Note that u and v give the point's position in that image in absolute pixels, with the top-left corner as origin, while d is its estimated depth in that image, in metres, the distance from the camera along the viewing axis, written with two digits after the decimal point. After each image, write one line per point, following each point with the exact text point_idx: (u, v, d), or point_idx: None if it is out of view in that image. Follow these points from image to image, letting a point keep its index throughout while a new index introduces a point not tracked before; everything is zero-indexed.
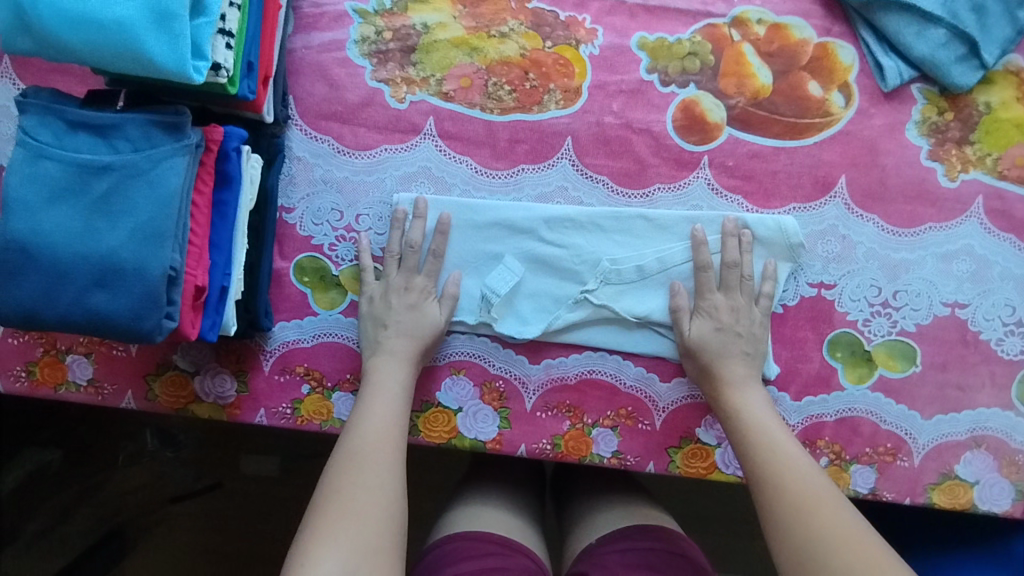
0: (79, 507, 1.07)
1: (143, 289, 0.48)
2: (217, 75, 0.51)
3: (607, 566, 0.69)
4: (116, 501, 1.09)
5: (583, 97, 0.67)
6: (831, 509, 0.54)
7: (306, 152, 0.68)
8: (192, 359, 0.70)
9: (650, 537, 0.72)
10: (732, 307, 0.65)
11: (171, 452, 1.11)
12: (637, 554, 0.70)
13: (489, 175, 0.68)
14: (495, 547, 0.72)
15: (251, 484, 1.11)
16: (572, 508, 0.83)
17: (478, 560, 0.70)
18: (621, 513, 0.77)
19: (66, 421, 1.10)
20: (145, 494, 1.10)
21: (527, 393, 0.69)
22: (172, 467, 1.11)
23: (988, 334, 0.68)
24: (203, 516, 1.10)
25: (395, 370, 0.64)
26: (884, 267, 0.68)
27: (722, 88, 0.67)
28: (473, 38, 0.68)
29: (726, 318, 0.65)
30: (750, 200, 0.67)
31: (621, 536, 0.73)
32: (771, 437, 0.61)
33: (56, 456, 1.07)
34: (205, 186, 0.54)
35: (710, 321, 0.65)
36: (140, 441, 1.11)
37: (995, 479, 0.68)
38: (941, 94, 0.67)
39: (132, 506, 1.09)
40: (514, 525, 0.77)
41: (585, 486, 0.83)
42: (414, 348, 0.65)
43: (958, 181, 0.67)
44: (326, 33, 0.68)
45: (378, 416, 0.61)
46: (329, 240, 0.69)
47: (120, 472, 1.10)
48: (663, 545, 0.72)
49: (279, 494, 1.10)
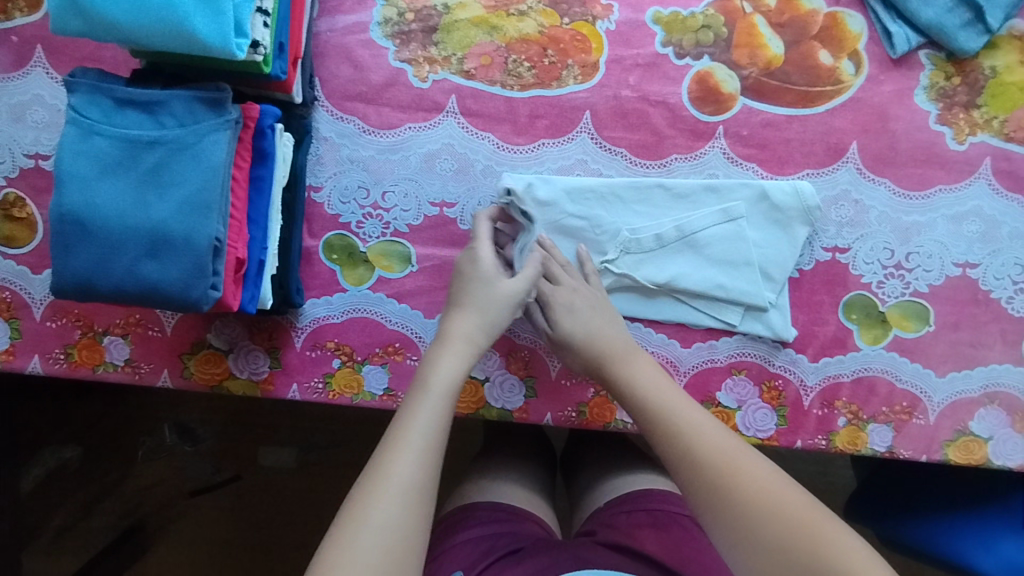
0: (101, 503, 1.11)
1: (192, 259, 0.50)
2: (256, 53, 0.54)
3: (614, 525, 0.71)
4: (136, 495, 1.12)
5: (601, 71, 0.69)
6: (762, 480, 0.52)
7: (332, 133, 0.70)
8: (226, 338, 0.72)
9: (652, 500, 0.74)
10: (574, 289, 0.66)
11: (190, 446, 1.12)
12: (644, 514, 0.72)
13: (511, 150, 0.70)
14: (504, 514, 0.74)
15: (269, 475, 1.13)
16: (583, 479, 0.85)
17: (488, 525, 0.71)
18: (629, 479, 0.79)
19: (86, 420, 1.07)
20: (164, 489, 1.12)
21: (551, 361, 0.72)
22: (191, 461, 1.13)
23: (998, 293, 0.71)
24: (222, 509, 1.13)
25: (449, 363, 0.59)
26: (896, 230, 0.70)
27: (735, 59, 0.69)
28: (493, 17, 0.70)
29: (577, 303, 0.65)
30: (764, 167, 0.70)
31: (627, 500, 0.75)
32: (672, 407, 0.58)
33: (76, 453, 1.06)
34: (244, 162, 0.56)
35: (563, 308, 0.65)
36: (158, 436, 1.11)
37: (1008, 434, 0.70)
38: (948, 60, 0.69)
39: (152, 501, 1.12)
40: (524, 494, 0.79)
41: (594, 457, 0.86)
42: (472, 321, 0.62)
43: (966, 144, 0.69)
44: (349, 16, 0.70)
45: (428, 409, 0.56)
46: (357, 218, 0.71)
47: (140, 467, 1.12)
48: (667, 507, 0.73)
49: (297, 484, 1.12)
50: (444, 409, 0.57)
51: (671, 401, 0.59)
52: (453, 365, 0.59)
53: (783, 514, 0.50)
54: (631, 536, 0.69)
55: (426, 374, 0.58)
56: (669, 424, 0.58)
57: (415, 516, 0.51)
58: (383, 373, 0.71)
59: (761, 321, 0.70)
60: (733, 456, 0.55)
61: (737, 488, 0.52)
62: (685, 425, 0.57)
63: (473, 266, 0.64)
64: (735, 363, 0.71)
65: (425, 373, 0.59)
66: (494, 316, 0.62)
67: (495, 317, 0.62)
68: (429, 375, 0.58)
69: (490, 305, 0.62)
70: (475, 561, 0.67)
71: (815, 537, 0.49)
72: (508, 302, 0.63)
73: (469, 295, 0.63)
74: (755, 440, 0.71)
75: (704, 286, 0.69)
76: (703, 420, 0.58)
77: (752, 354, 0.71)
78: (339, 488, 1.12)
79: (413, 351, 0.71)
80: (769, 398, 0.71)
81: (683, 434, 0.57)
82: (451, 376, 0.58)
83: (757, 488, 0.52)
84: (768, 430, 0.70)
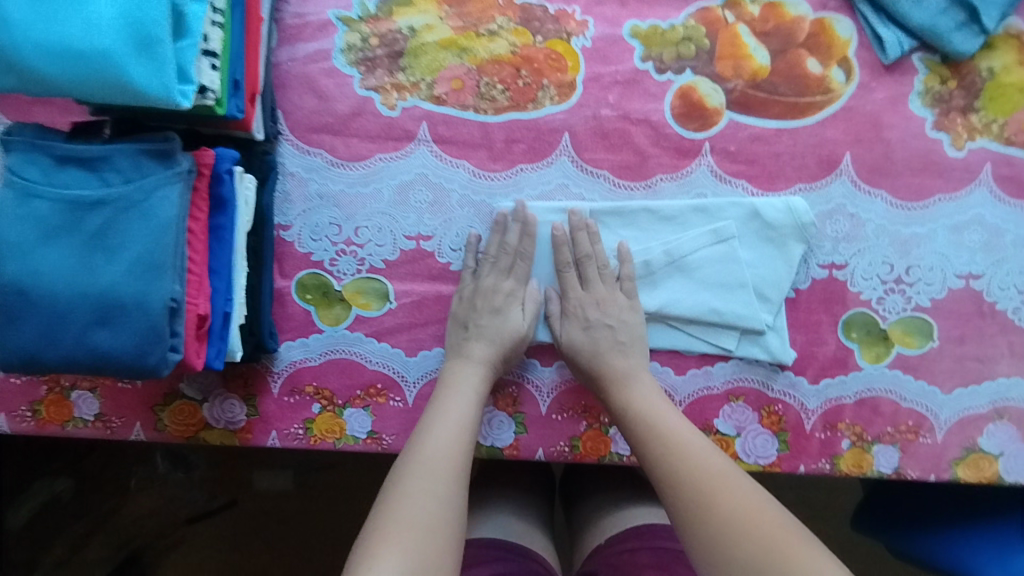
0: (95, 535, 1.05)
1: (146, 324, 0.47)
2: (205, 97, 0.50)
3: (619, 566, 0.67)
4: (130, 527, 1.07)
5: (578, 91, 0.66)
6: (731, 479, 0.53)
7: (299, 168, 0.66)
8: (199, 387, 0.69)
9: (656, 537, 0.70)
10: (600, 300, 0.65)
11: (183, 474, 1.09)
12: (650, 554, 0.68)
13: (487, 178, 0.66)
14: (501, 552, 0.69)
15: (264, 500, 1.09)
16: (586, 512, 0.81)
17: (485, 564, 0.67)
18: (631, 515, 0.75)
19: (75, 449, 1.05)
20: (158, 519, 1.08)
21: (541, 396, 0.69)
22: (184, 489, 1.09)
23: (1004, 304, 0.67)
24: (220, 537, 1.09)
25: (474, 376, 0.62)
26: (895, 243, 0.67)
27: (719, 71, 0.66)
28: (462, 38, 0.66)
29: (596, 315, 0.65)
30: (754, 184, 0.66)
31: (631, 537, 0.71)
32: (665, 416, 0.59)
33: (68, 485, 1.04)
34: (200, 213, 0.52)
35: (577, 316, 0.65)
36: (150, 464, 1.08)
37: (1019, 449, 0.68)
38: (943, 63, 0.66)
39: (147, 532, 1.07)
40: (523, 530, 0.75)
41: (597, 489, 0.82)
42: (495, 356, 0.64)
43: (965, 150, 0.66)
44: (310, 43, 0.66)
45: (451, 414, 0.59)
46: (330, 255, 0.67)
47: (133, 498, 1.07)
48: (673, 545, 0.69)
49: (291, 510, 1.09)
50: (467, 412, 0.60)
51: (669, 419, 0.58)
52: (461, 401, 0.60)
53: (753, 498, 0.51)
54: None
55: (448, 381, 0.62)
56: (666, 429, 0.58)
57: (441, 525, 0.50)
58: (365, 416, 0.68)
59: (758, 344, 0.67)
60: (725, 477, 0.53)
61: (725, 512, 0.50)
62: (682, 442, 0.56)
63: (496, 297, 0.65)
64: (732, 390, 0.68)
65: (449, 380, 0.62)
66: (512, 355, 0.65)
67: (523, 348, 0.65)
68: (451, 383, 0.62)
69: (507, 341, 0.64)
70: None
71: (807, 568, 0.46)
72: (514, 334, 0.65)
73: (493, 330, 0.64)
74: (757, 467, 0.68)
75: (697, 311, 0.66)
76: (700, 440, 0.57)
77: (749, 379, 0.68)
78: (338, 514, 1.09)
79: (396, 391, 0.68)
80: (769, 424, 0.68)
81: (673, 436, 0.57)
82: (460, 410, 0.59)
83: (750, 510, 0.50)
84: (769, 457, 0.68)
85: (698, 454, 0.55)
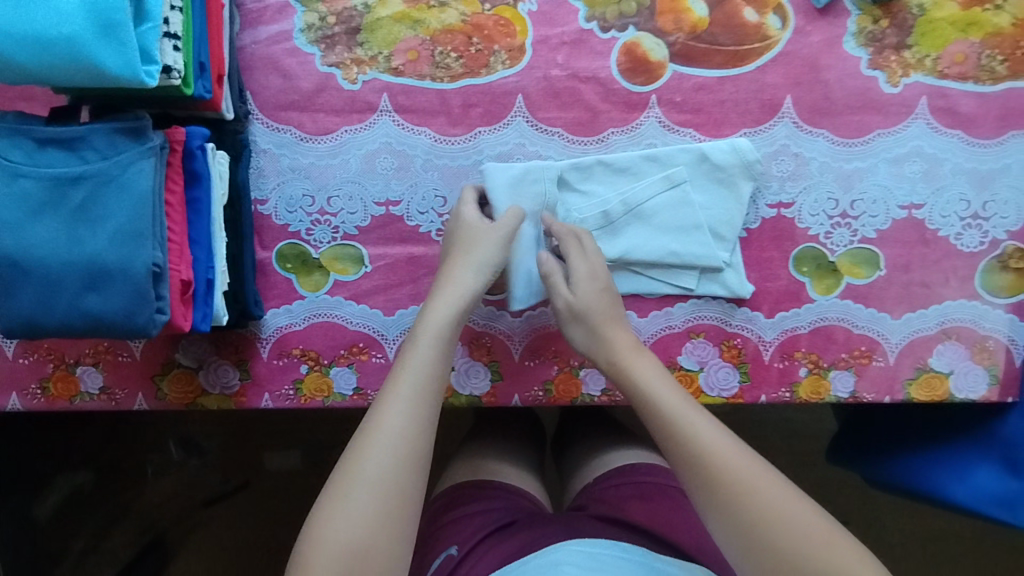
0: (120, 522, 1.11)
1: (132, 287, 0.52)
2: (170, 77, 0.54)
3: (605, 499, 0.73)
4: (153, 511, 1.13)
5: (528, 54, 0.69)
6: (764, 482, 0.53)
7: (270, 144, 0.70)
8: (194, 355, 0.74)
9: (639, 473, 0.76)
10: (599, 270, 0.67)
11: (197, 460, 1.16)
12: (631, 487, 0.74)
13: (448, 143, 0.70)
14: (497, 491, 0.75)
15: (276, 478, 1.15)
16: (575, 454, 0.86)
17: (482, 501, 0.73)
18: (613, 455, 0.81)
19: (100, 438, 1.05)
20: (179, 502, 1.15)
21: (513, 345, 0.74)
22: (199, 473, 1.16)
23: (946, 231, 0.71)
24: (235, 517, 1.15)
25: (439, 309, 0.64)
26: (839, 179, 0.70)
27: (661, 26, 0.68)
28: (414, 11, 0.69)
29: (598, 285, 0.67)
30: (700, 132, 0.70)
31: (616, 474, 0.77)
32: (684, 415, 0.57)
33: (88, 477, 1.03)
34: (176, 186, 0.57)
35: (580, 284, 0.66)
36: (164, 452, 1.14)
37: (968, 367, 0.72)
38: (875, 3, 0.68)
39: (168, 516, 1.14)
40: (515, 471, 0.80)
41: (584, 434, 0.88)
42: (481, 259, 0.66)
43: (901, 86, 0.69)
44: (271, 25, 0.69)
45: (413, 367, 0.60)
46: (306, 225, 0.72)
47: (151, 484, 1.13)
48: (654, 479, 0.75)
49: (303, 486, 1.15)
50: (433, 358, 0.61)
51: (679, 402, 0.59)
52: (424, 357, 0.61)
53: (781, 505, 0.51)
54: (620, 508, 0.71)
55: (416, 326, 0.63)
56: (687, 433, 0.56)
57: (395, 492, 0.55)
58: (350, 373, 0.73)
59: (716, 281, 0.71)
60: (748, 466, 0.54)
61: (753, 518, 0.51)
62: (697, 430, 0.56)
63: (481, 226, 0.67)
64: (693, 328, 0.72)
65: (416, 324, 0.63)
66: (484, 258, 0.66)
67: (495, 250, 0.66)
68: (418, 326, 0.63)
69: (463, 279, 0.65)
70: (467, 538, 0.68)
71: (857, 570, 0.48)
72: (495, 243, 0.66)
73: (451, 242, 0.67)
74: (720, 399, 0.72)
75: (657, 255, 0.70)
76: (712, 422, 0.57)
77: (708, 317, 0.72)
78: None
79: (377, 348, 0.73)
80: (730, 357, 0.72)
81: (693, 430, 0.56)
82: (422, 371, 0.60)
83: (780, 506, 0.52)
84: (732, 388, 0.72)
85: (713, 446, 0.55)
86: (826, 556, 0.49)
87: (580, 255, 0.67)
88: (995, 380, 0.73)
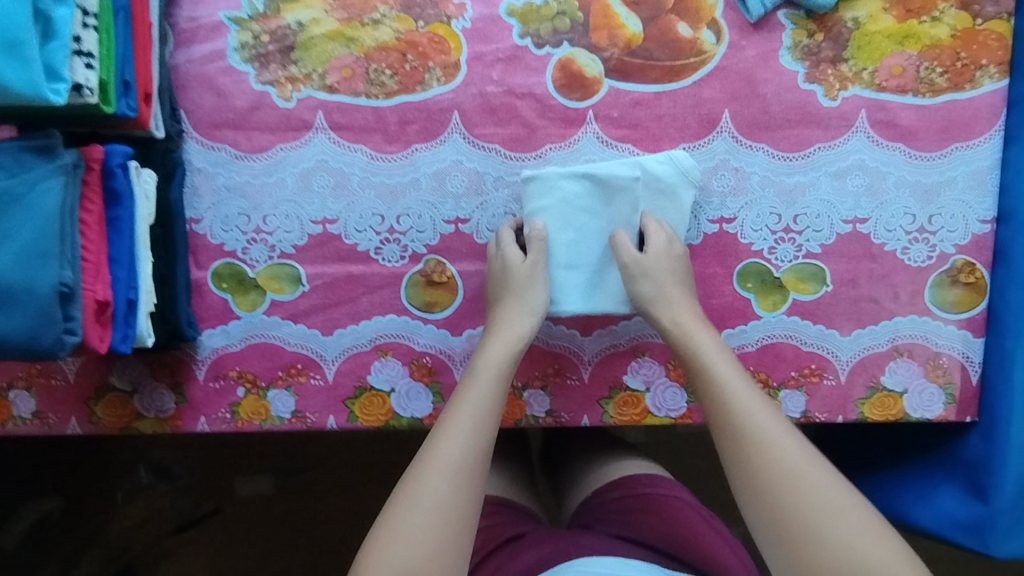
0: (86, 551, 1.02)
1: (36, 307, 0.51)
2: (82, 95, 0.53)
3: (607, 516, 0.71)
4: (120, 539, 1.04)
5: (463, 70, 0.69)
6: (815, 476, 0.50)
7: (205, 163, 0.70)
8: (129, 378, 0.72)
9: (641, 485, 0.74)
10: (677, 266, 0.66)
11: (167, 485, 1.07)
12: (631, 500, 0.72)
13: (385, 160, 0.70)
14: (496, 507, 0.74)
15: (250, 505, 1.08)
16: (567, 468, 0.84)
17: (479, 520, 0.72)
18: (608, 468, 0.79)
19: (64, 465, 1.04)
20: (148, 529, 1.06)
21: (454, 365, 0.72)
22: (171, 499, 1.07)
23: (892, 245, 0.70)
24: (209, 544, 1.08)
25: (498, 347, 0.62)
26: (781, 194, 0.69)
27: (595, 42, 0.68)
28: (348, 29, 0.69)
29: (671, 282, 0.65)
30: (639, 147, 0.69)
31: (617, 486, 0.75)
32: (748, 413, 0.55)
33: (57, 505, 1.02)
34: (92, 204, 0.56)
35: (649, 279, 0.65)
36: (134, 476, 1.06)
37: (922, 385, 0.71)
38: (809, 17, 0.68)
39: (141, 541, 1.05)
40: (506, 488, 0.79)
41: (579, 449, 0.85)
42: (541, 300, 0.65)
43: (839, 100, 0.68)
44: (205, 44, 0.69)
45: (472, 399, 0.58)
46: (242, 244, 0.71)
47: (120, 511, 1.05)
48: (656, 490, 0.73)
49: (277, 512, 1.08)
50: (492, 391, 0.59)
51: (747, 404, 0.56)
52: (482, 392, 0.58)
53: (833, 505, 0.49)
54: (623, 524, 0.69)
55: (475, 362, 0.61)
56: (751, 433, 0.54)
57: (450, 523, 0.51)
58: (288, 396, 0.72)
59: None
60: (812, 467, 0.51)
61: (807, 530, 0.49)
62: (766, 437, 0.53)
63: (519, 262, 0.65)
64: (638, 346, 0.72)
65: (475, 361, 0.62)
66: (533, 299, 0.65)
67: (541, 290, 0.66)
68: (476, 363, 0.61)
69: (518, 321, 0.64)
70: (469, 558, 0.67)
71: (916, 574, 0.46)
72: (539, 281, 0.66)
73: (502, 289, 0.66)
74: (668, 420, 0.72)
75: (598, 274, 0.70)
76: (776, 420, 0.55)
77: (652, 335, 0.71)
78: (321, 508, 1.08)
79: (316, 370, 0.72)
80: (676, 376, 0.71)
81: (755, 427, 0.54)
82: (478, 403, 0.58)
83: (833, 500, 0.49)
84: (679, 409, 0.72)
85: (774, 452, 0.52)
86: (884, 556, 0.46)
87: (657, 229, 0.67)
88: (951, 398, 0.71)
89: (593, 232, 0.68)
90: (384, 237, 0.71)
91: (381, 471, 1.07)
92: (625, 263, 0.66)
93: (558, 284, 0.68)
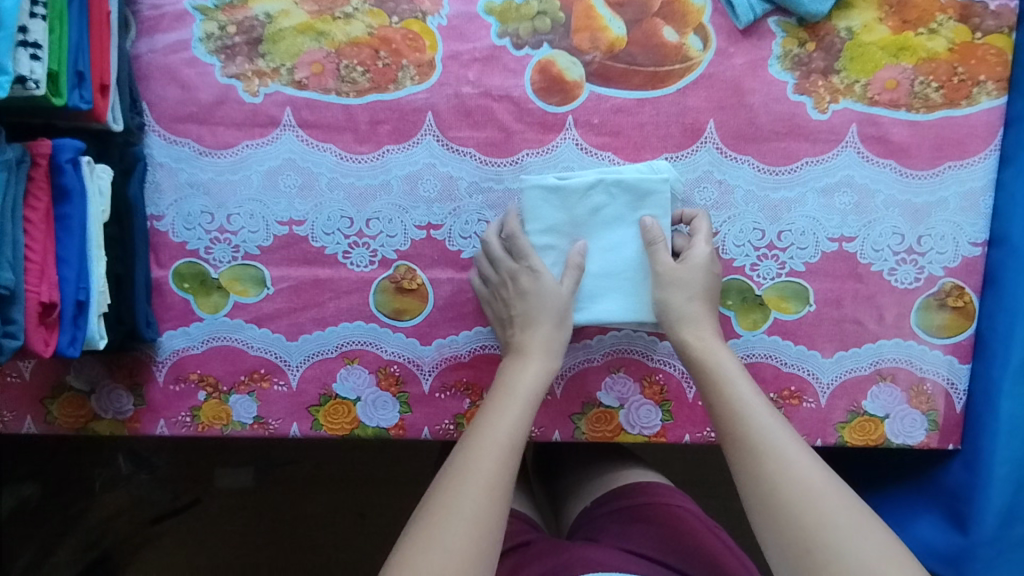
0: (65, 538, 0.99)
1: None
2: (27, 88, 0.50)
3: (610, 529, 0.68)
4: (98, 528, 1.00)
5: (437, 70, 0.66)
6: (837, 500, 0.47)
7: (167, 158, 0.67)
8: (87, 378, 0.70)
9: (643, 494, 0.71)
10: (709, 280, 0.62)
11: (146, 474, 1.01)
12: (632, 511, 0.70)
13: (355, 160, 0.67)
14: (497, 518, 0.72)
15: (230, 497, 1.02)
16: (565, 478, 0.81)
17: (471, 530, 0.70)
18: (608, 476, 0.76)
19: (41, 454, 1.00)
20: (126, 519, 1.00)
21: (423, 375, 0.69)
22: (148, 490, 1.01)
23: (879, 265, 0.67)
24: (186, 538, 1.01)
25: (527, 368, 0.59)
26: (765, 209, 0.66)
27: (576, 44, 0.65)
28: (318, 22, 0.66)
29: (698, 292, 0.61)
30: (620, 155, 0.66)
31: (617, 496, 0.72)
32: (773, 431, 0.52)
33: (35, 490, 1.00)
34: (38, 201, 0.54)
35: (675, 292, 0.61)
36: (113, 466, 1.00)
37: (905, 411, 0.68)
38: (800, 25, 0.65)
39: (119, 530, 1.00)
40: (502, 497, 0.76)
41: (575, 457, 0.82)
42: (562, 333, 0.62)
43: (829, 113, 0.65)
44: (169, 34, 0.66)
45: (505, 414, 0.55)
46: (204, 243, 0.68)
47: (99, 500, 1.00)
48: (658, 499, 0.71)
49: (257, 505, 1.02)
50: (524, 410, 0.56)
51: (770, 422, 0.52)
52: (515, 408, 0.56)
53: (852, 532, 0.46)
54: (625, 537, 0.66)
55: (506, 379, 0.58)
56: (776, 450, 0.51)
57: (479, 535, 0.48)
58: (250, 402, 0.69)
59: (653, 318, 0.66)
60: (833, 492, 0.48)
61: (830, 549, 0.45)
62: (788, 456, 0.50)
63: (539, 284, 0.62)
64: (613, 361, 0.69)
65: (506, 377, 0.59)
66: (556, 328, 0.62)
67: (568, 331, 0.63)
68: (511, 381, 0.58)
69: (548, 343, 0.61)
70: None
71: None
72: (563, 312, 0.62)
73: (536, 310, 0.61)
74: (642, 437, 0.69)
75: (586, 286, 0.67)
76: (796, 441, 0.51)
77: (627, 350, 0.69)
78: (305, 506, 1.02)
79: (280, 375, 0.69)
80: (651, 394, 0.69)
81: (782, 446, 0.51)
82: (509, 418, 0.55)
83: (850, 527, 0.46)
84: (653, 427, 0.69)
85: (800, 470, 0.49)
86: None
87: (699, 238, 0.63)
88: (934, 425, 0.69)
89: (627, 239, 0.65)
90: (353, 241, 0.68)
91: (364, 469, 1.02)
92: (658, 270, 0.62)
93: (587, 292, 0.65)
